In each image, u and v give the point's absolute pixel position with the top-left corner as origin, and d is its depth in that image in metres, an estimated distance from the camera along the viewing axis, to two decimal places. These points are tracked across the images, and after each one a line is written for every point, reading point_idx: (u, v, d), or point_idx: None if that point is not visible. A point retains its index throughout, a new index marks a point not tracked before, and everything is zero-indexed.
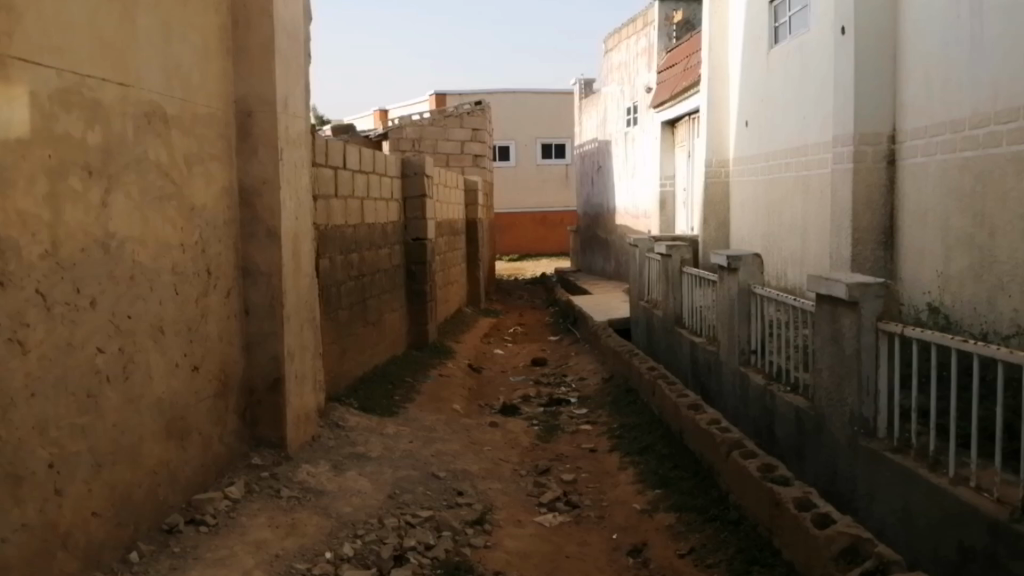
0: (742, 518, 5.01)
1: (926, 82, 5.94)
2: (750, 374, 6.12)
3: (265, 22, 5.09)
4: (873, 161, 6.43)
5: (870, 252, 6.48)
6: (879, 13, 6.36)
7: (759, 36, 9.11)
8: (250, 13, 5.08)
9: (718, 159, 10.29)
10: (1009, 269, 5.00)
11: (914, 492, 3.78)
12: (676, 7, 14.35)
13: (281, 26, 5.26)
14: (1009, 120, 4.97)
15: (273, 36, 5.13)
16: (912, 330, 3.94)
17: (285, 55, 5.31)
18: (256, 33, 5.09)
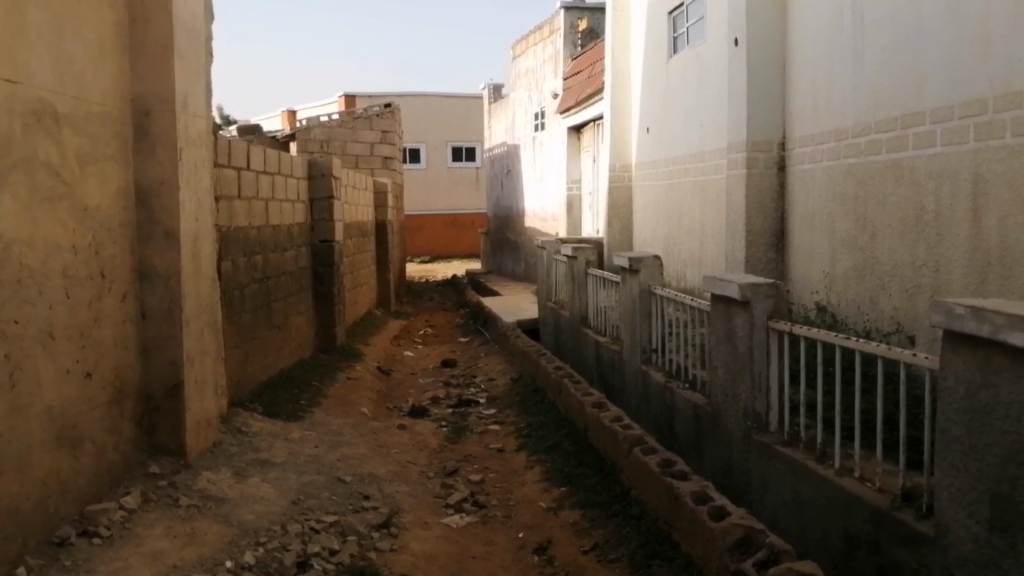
0: (644, 512, 5.14)
1: (814, 93, 6.23)
2: (651, 372, 6.29)
3: (164, 20, 4.97)
4: (765, 167, 6.71)
5: (762, 254, 6.74)
6: (770, 26, 6.64)
7: (659, 45, 9.37)
8: (147, 11, 4.95)
9: (621, 163, 10.51)
10: (888, 270, 5.29)
11: (803, 483, 3.96)
12: (580, 16, 14.67)
13: (181, 24, 5.13)
14: (888, 129, 5.26)
15: (172, 34, 5.00)
16: (799, 328, 4.14)
17: (184, 55, 5.18)
18: (154, 31, 4.96)
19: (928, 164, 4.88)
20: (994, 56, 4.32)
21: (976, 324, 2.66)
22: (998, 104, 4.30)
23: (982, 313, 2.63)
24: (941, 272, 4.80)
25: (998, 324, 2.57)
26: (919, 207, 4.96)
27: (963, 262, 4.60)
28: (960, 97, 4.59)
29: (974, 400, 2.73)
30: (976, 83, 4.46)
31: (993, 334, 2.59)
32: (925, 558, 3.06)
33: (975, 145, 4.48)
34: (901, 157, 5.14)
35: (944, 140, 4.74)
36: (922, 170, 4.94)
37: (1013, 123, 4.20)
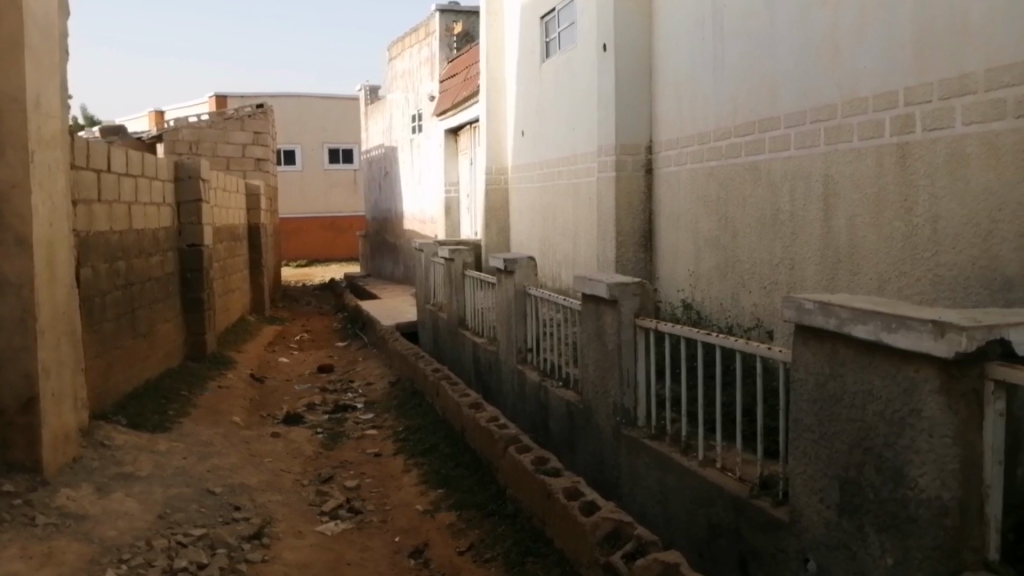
0: (519, 511, 5.18)
1: (678, 98, 6.42)
2: (526, 371, 6.34)
3: (12, 15, 4.66)
4: (634, 169, 6.88)
5: (632, 254, 6.90)
6: (636, 33, 6.81)
7: (532, 49, 9.47)
8: None
9: (497, 166, 10.57)
10: (748, 268, 5.51)
11: (669, 475, 4.07)
12: (455, 18, 14.69)
13: (32, 20, 4.83)
14: (746, 133, 5.49)
15: (22, 31, 4.69)
16: (664, 324, 4.26)
17: (35, 52, 4.87)
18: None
19: (783, 166, 5.11)
20: (842, 64, 4.55)
21: (823, 318, 2.80)
22: (846, 109, 4.53)
23: (829, 307, 2.76)
24: (796, 269, 5.03)
25: (843, 318, 2.70)
26: (776, 208, 5.19)
27: (816, 260, 4.83)
28: (811, 103, 4.82)
29: (823, 390, 2.85)
30: (826, 89, 4.69)
31: (838, 326, 2.73)
32: (781, 543, 3.18)
33: (825, 148, 4.71)
34: (758, 159, 5.37)
35: (797, 143, 4.98)
36: (778, 172, 5.17)
37: (859, 128, 4.42)
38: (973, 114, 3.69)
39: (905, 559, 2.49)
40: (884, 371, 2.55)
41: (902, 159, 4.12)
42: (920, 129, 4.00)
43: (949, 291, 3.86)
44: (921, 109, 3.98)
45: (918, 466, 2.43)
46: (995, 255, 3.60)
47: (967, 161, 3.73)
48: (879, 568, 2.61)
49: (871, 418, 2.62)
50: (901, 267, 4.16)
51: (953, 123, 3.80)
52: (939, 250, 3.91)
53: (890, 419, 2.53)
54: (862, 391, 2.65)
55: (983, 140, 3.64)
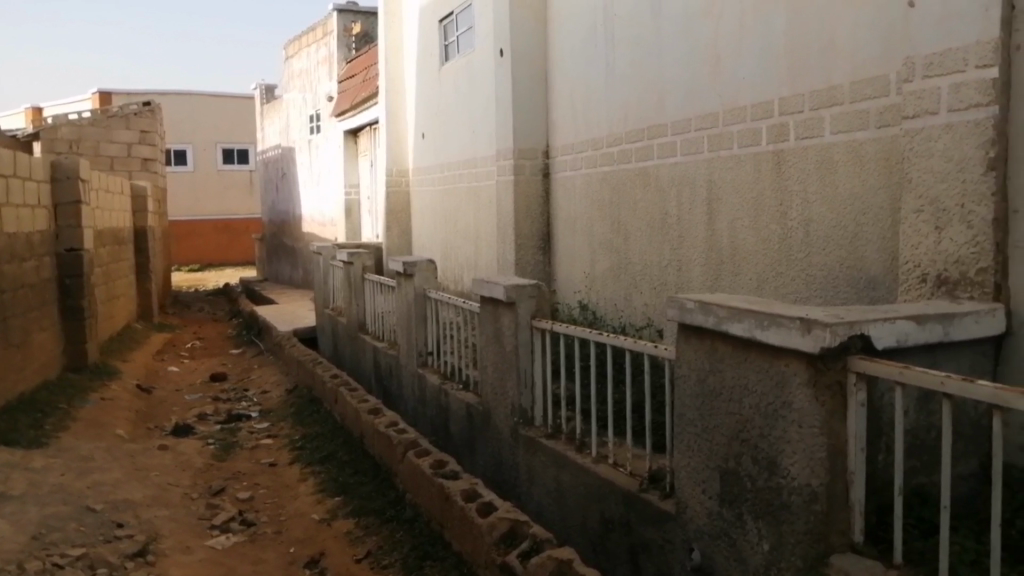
0: (417, 515, 5.19)
1: (573, 104, 6.56)
2: (427, 374, 6.35)
3: None
4: (531, 173, 6.98)
5: (531, 256, 6.99)
6: (531, 39, 6.92)
7: (431, 53, 9.48)
8: None
9: (397, 168, 10.52)
10: (639, 270, 5.67)
11: (565, 473, 4.15)
12: (354, 19, 14.54)
13: None
14: (636, 139, 5.65)
15: None
16: (560, 325, 4.34)
17: None
18: None
19: (671, 172, 5.29)
20: (723, 74, 4.75)
21: (703, 316, 2.93)
22: (727, 117, 4.73)
23: (708, 306, 2.90)
24: (683, 270, 5.21)
25: (720, 315, 2.83)
26: (664, 212, 5.36)
27: (701, 261, 5.01)
28: (695, 111, 5.01)
29: (704, 386, 2.98)
30: (708, 98, 4.88)
31: (716, 324, 2.86)
32: (668, 535, 3.29)
33: (708, 154, 4.90)
34: (647, 165, 5.54)
35: (683, 150, 5.16)
36: (666, 178, 5.34)
37: (739, 135, 4.63)
38: (840, 124, 3.91)
39: (780, 545, 2.63)
40: (759, 365, 2.69)
41: (778, 165, 4.32)
42: (794, 137, 4.21)
43: (820, 290, 4.06)
44: (795, 118, 4.20)
45: (789, 455, 2.57)
46: (860, 256, 3.79)
47: (836, 167, 3.94)
48: (757, 554, 2.74)
49: (747, 411, 2.75)
50: (778, 267, 4.36)
51: (823, 132, 4.02)
52: (811, 252, 4.11)
53: (765, 412, 2.67)
54: (739, 385, 2.78)
55: (849, 148, 3.85)
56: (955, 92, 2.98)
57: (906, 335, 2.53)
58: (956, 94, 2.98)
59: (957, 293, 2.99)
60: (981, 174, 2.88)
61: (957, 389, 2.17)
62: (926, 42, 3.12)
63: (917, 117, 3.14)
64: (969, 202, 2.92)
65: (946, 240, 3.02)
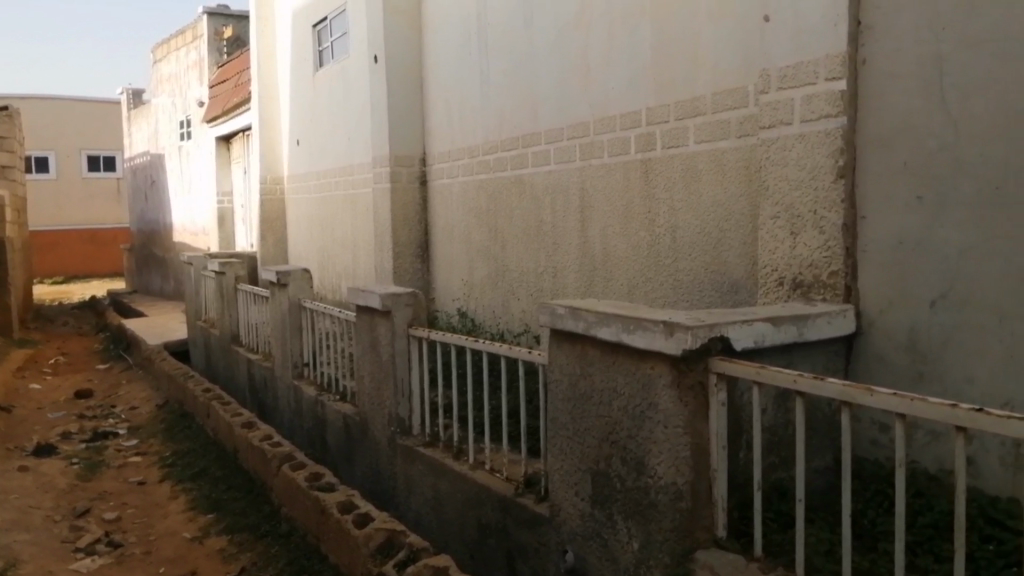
0: (293, 530, 5.05)
1: (448, 112, 6.56)
2: (303, 386, 6.20)
3: None
4: (408, 181, 6.94)
5: (409, 264, 6.94)
6: (406, 46, 6.88)
7: (305, 58, 9.31)
8: None
9: (271, 175, 10.26)
10: (516, 277, 5.72)
11: (442, 481, 4.13)
12: (225, 22, 14.08)
13: None
14: (511, 148, 5.71)
15: None
16: (436, 333, 4.30)
17: None
18: None
19: (545, 180, 5.36)
20: (593, 84, 4.85)
21: (573, 321, 2.98)
22: (597, 127, 4.84)
23: (577, 312, 2.94)
24: (558, 277, 5.29)
25: (589, 321, 2.88)
26: (539, 219, 5.43)
27: (575, 268, 5.09)
28: (567, 121, 5.10)
29: (575, 389, 3.02)
30: (579, 108, 4.98)
31: (586, 329, 2.91)
32: (543, 538, 3.32)
33: (580, 163, 5.00)
34: (522, 173, 5.60)
35: (556, 158, 5.24)
36: (540, 186, 5.41)
37: (609, 144, 4.74)
38: (703, 133, 4.05)
39: (648, 543, 2.70)
40: (627, 368, 2.75)
41: (645, 174, 4.45)
42: (660, 146, 4.34)
43: (687, 294, 4.20)
44: (660, 128, 4.33)
45: (656, 454, 2.64)
46: (723, 261, 3.94)
47: (699, 176, 4.08)
48: (627, 553, 2.80)
49: (616, 413, 2.81)
50: (647, 272, 4.48)
51: (686, 141, 4.16)
52: (678, 257, 4.24)
53: (632, 413, 2.73)
54: (608, 388, 2.84)
55: (712, 157, 3.99)
56: (807, 102, 3.13)
57: (763, 336, 2.65)
58: (808, 105, 3.12)
59: (811, 295, 3.14)
60: (832, 182, 3.03)
61: (809, 387, 2.28)
62: (780, 55, 3.25)
63: (772, 127, 3.27)
64: (821, 208, 3.07)
65: (801, 245, 3.17)
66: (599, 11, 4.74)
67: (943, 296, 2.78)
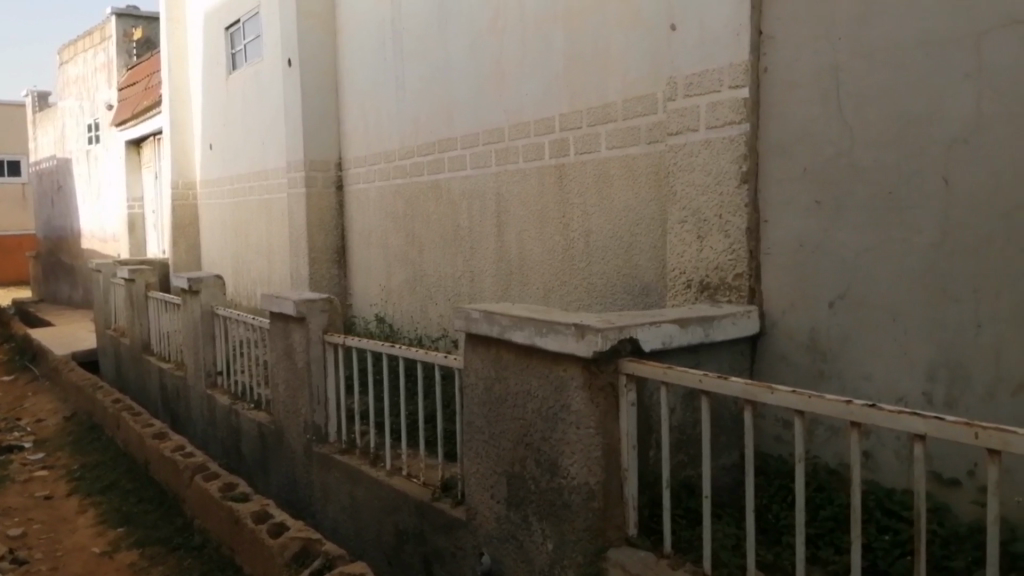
0: (207, 541, 4.93)
1: (364, 116, 6.52)
2: (217, 395, 6.06)
3: None
4: (324, 186, 6.87)
5: (325, 270, 6.86)
6: (321, 50, 6.81)
7: (217, 61, 9.11)
8: None
9: (184, 180, 10.01)
10: (434, 282, 5.71)
11: (359, 488, 4.09)
12: (135, 24, 13.65)
13: None
14: (427, 153, 5.71)
15: None
16: (352, 339, 4.26)
17: None
18: None
19: (462, 184, 5.37)
20: (507, 90, 4.89)
21: (488, 325, 3.00)
22: (512, 132, 4.88)
23: (492, 315, 2.97)
24: (475, 281, 5.30)
25: (504, 324, 2.91)
26: (456, 224, 5.44)
27: (492, 272, 5.12)
28: (482, 126, 5.13)
29: (490, 393, 3.04)
30: (494, 114, 5.01)
31: (500, 333, 2.93)
32: (459, 542, 3.32)
33: (496, 168, 5.03)
34: (439, 178, 5.60)
35: (472, 163, 5.25)
36: (457, 190, 5.42)
37: (523, 150, 4.78)
38: (615, 139, 4.13)
39: (562, 543, 2.73)
40: (540, 371, 2.78)
41: (559, 179, 4.51)
42: (573, 152, 4.40)
43: (601, 297, 4.26)
44: (573, 134, 4.40)
45: (569, 456, 2.67)
46: (635, 264, 4.02)
47: (612, 181, 4.15)
48: (541, 554, 2.83)
49: (530, 415, 2.84)
50: (562, 276, 4.53)
51: (599, 147, 4.23)
52: (591, 261, 4.30)
53: (546, 415, 2.76)
54: (522, 391, 2.86)
55: (623, 163, 4.07)
56: (712, 110, 3.23)
57: (670, 338, 2.71)
58: (714, 112, 3.22)
59: (717, 297, 3.24)
60: (735, 187, 3.14)
61: (713, 386, 2.35)
62: (687, 63, 3.35)
63: (680, 134, 3.37)
64: (726, 213, 3.18)
65: (707, 249, 3.27)
66: (513, 18, 4.79)
67: (841, 296, 2.88)
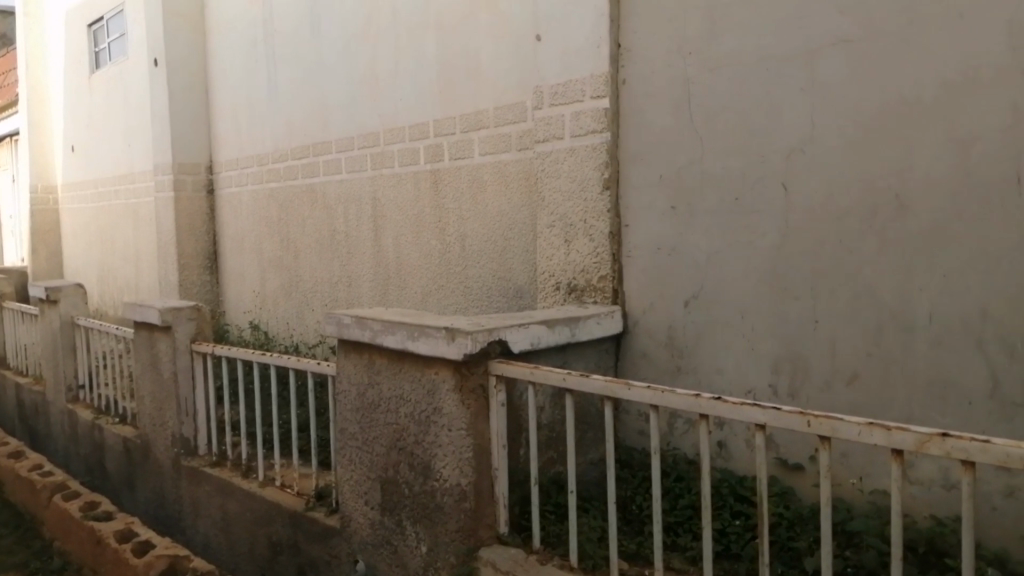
0: (68, 564, 4.71)
1: (235, 119, 6.37)
2: (79, 410, 5.80)
3: None
4: (194, 191, 6.67)
5: (196, 277, 6.66)
6: (189, 50, 6.61)
7: (79, 59, 8.70)
8: None
9: (44, 184, 9.51)
10: (310, 287, 5.64)
11: (231, 500, 4.01)
12: None
13: None
14: (302, 156, 5.64)
15: None
16: (222, 348, 4.16)
17: None
18: None
19: (336, 189, 5.33)
20: (381, 95, 4.89)
21: (359, 330, 3.00)
22: (386, 137, 4.88)
23: (364, 321, 2.98)
24: (352, 286, 5.27)
25: (375, 329, 2.92)
26: (332, 228, 5.39)
27: (369, 277, 5.10)
28: (357, 130, 5.11)
29: (363, 399, 3.04)
30: (369, 118, 5.00)
31: (372, 338, 2.94)
32: (334, 550, 3.30)
33: (371, 172, 5.02)
34: (313, 182, 5.54)
35: (347, 167, 5.22)
36: (332, 195, 5.38)
37: (398, 154, 4.79)
38: (487, 145, 4.19)
39: (435, 545, 2.77)
40: (412, 375, 2.81)
41: (434, 185, 4.55)
42: (447, 157, 4.45)
43: (476, 300, 4.31)
44: (447, 139, 4.44)
45: (441, 458, 2.71)
46: (508, 268, 4.10)
47: (484, 186, 4.22)
48: (415, 557, 2.85)
49: (403, 419, 2.86)
50: (438, 280, 4.56)
51: (472, 153, 4.29)
52: (467, 265, 4.36)
53: (418, 419, 2.79)
54: (395, 395, 2.88)
55: (495, 168, 4.14)
56: (577, 118, 3.34)
57: (537, 339, 2.79)
58: (577, 121, 3.34)
59: (584, 298, 3.35)
60: (599, 193, 3.26)
61: (577, 384, 2.43)
62: (551, 74, 3.44)
63: (547, 142, 3.46)
64: (591, 218, 3.29)
65: (575, 252, 3.37)
66: (385, 24, 4.79)
67: (696, 296, 3.02)
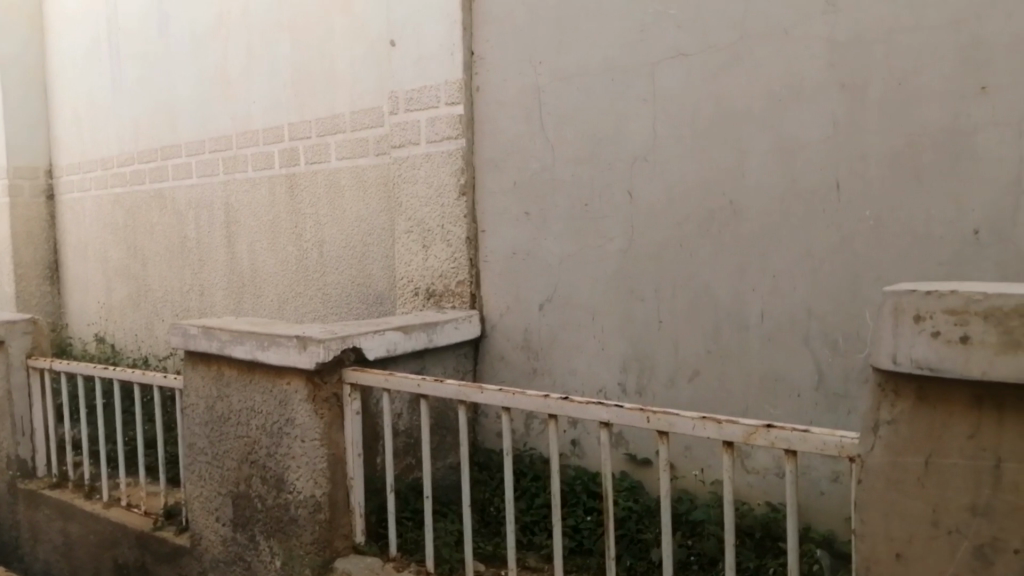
0: None
1: (77, 120, 6.04)
2: None
3: None
4: (32, 196, 6.27)
5: (35, 288, 6.26)
6: (25, 47, 6.22)
7: None
8: None
9: None
10: (160, 297, 5.41)
11: (73, 523, 3.79)
12: None
13: None
14: (150, 160, 5.40)
15: None
16: (60, 363, 3.92)
17: None
18: None
19: (187, 194, 5.14)
20: (233, 97, 4.75)
21: (207, 341, 2.91)
22: (240, 140, 4.74)
23: (212, 331, 2.88)
24: (204, 295, 5.08)
25: (223, 340, 2.83)
26: (183, 235, 5.19)
27: (222, 285, 4.93)
28: (208, 133, 4.94)
29: (212, 412, 2.95)
30: (221, 121, 4.84)
31: (221, 349, 2.85)
32: (184, 569, 3.18)
33: (224, 176, 4.86)
34: (162, 187, 5.32)
35: (198, 171, 5.04)
36: (182, 200, 5.17)
37: (252, 159, 4.67)
38: (343, 150, 4.14)
39: (290, 558, 2.71)
40: (263, 386, 2.74)
41: (290, 190, 4.45)
42: (303, 162, 4.37)
43: (334, 307, 4.25)
44: (303, 144, 4.36)
45: (294, 470, 2.66)
46: (367, 274, 4.07)
47: (342, 191, 4.16)
48: (269, 572, 2.78)
49: (254, 431, 2.78)
50: (295, 287, 4.47)
51: (328, 158, 4.23)
52: (324, 272, 4.29)
53: (270, 431, 2.73)
54: (245, 407, 2.81)
55: (352, 173, 4.10)
56: (432, 124, 3.35)
57: (394, 345, 2.78)
58: (432, 127, 3.35)
59: (442, 304, 3.36)
60: (454, 200, 3.29)
61: (430, 390, 2.44)
62: (405, 79, 3.43)
63: (402, 147, 3.46)
64: (448, 224, 3.32)
65: (431, 257, 3.38)
66: (237, 24, 4.66)
67: (549, 299, 3.09)
